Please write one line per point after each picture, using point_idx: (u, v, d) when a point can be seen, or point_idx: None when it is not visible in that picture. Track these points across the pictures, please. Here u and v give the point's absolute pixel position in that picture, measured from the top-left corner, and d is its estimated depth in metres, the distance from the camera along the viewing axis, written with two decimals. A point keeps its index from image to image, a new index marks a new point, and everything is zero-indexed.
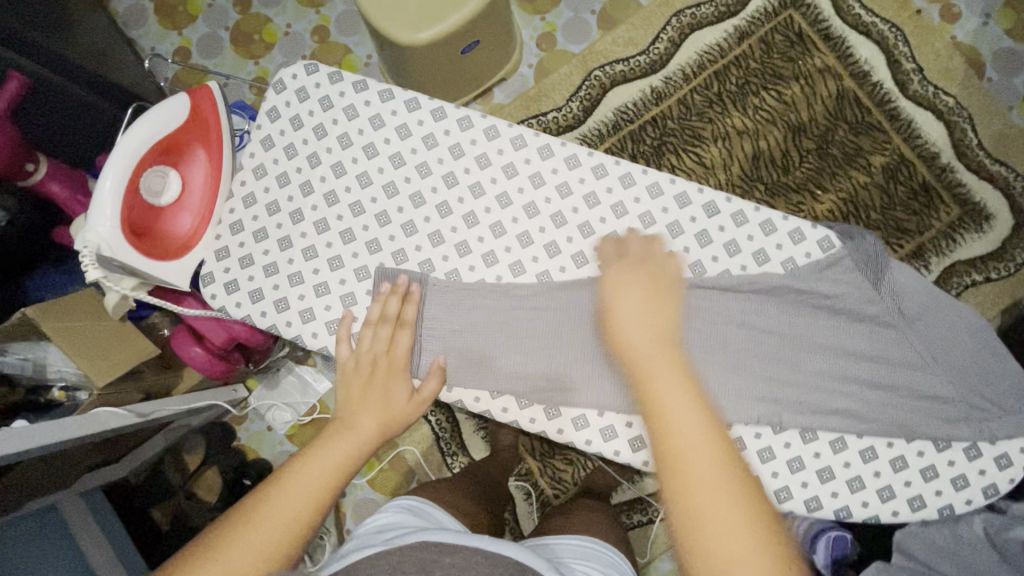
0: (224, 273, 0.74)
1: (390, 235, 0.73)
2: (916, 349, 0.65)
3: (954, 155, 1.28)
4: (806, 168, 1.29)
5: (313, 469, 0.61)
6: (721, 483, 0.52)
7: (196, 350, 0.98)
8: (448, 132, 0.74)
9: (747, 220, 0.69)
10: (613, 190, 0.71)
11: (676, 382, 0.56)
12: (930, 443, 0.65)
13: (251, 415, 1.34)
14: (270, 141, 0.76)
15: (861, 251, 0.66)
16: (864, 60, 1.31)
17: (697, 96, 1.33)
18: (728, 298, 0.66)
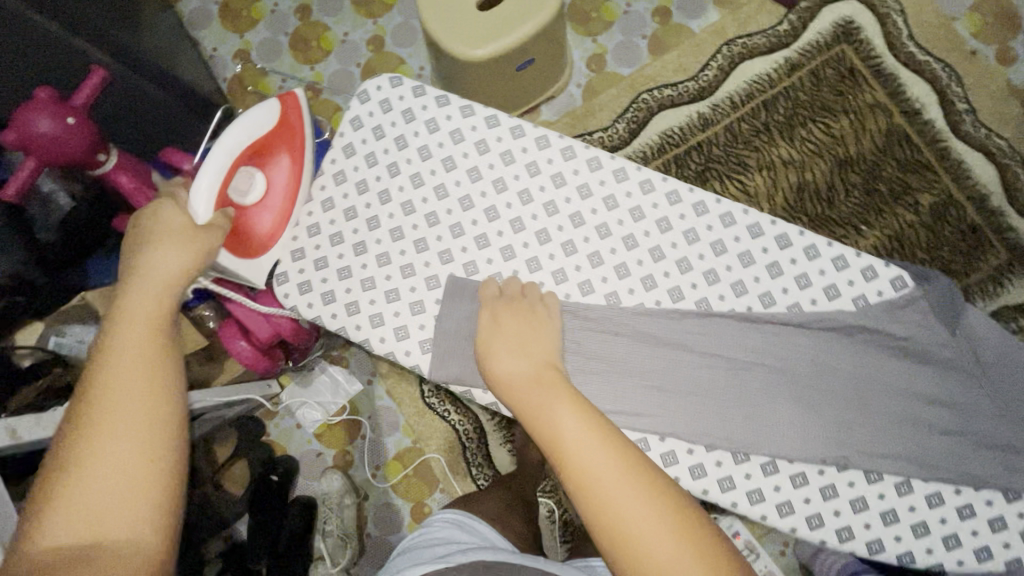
0: (299, 274, 0.76)
1: (462, 247, 0.74)
2: (989, 396, 0.64)
3: (1005, 198, 1.26)
4: (853, 203, 1.28)
5: (126, 367, 0.56)
6: (620, 479, 0.54)
7: (242, 345, 0.99)
8: (526, 150, 0.75)
9: (819, 254, 0.69)
10: (686, 217, 0.72)
11: (556, 405, 0.59)
12: (999, 493, 0.63)
13: (282, 411, 1.35)
14: (352, 149, 0.78)
15: (938, 294, 0.66)
16: (916, 98, 1.31)
17: (746, 124, 1.33)
18: (798, 333, 0.66)
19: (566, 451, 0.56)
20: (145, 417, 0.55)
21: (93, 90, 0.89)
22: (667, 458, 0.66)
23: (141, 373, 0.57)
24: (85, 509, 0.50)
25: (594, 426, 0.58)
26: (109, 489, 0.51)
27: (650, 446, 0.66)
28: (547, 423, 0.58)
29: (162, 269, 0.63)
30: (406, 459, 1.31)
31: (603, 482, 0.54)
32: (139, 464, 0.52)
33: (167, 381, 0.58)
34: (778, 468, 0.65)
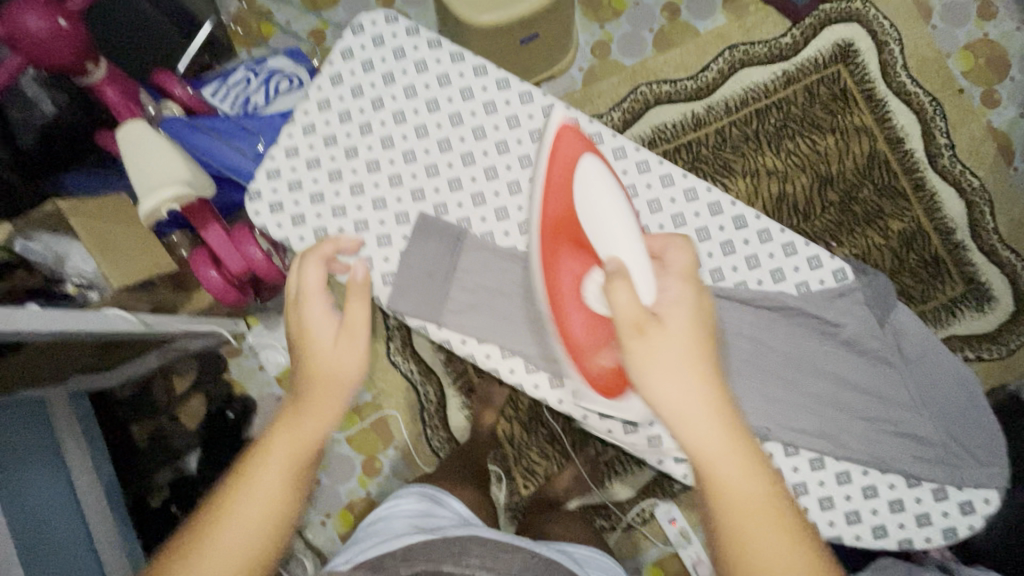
0: (272, 194, 0.76)
1: (436, 187, 0.76)
2: (910, 392, 0.68)
3: (969, 233, 1.32)
4: (827, 219, 1.33)
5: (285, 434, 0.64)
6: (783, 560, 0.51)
7: (212, 275, 1.01)
8: (509, 103, 0.77)
9: (771, 239, 0.71)
10: (652, 186, 0.74)
11: (728, 457, 0.54)
12: (902, 477, 0.68)
13: (246, 351, 1.35)
14: (340, 79, 0.78)
15: (873, 288, 0.70)
16: (901, 127, 1.35)
17: (737, 129, 1.36)
18: (743, 310, 0.69)
19: (729, 512, 0.53)
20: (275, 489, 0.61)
21: (90, 2, 0.90)
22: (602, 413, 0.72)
23: (270, 472, 0.61)
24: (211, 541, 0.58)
25: (760, 486, 0.54)
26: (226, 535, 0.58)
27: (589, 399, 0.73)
28: (716, 476, 0.54)
29: (319, 381, 0.66)
30: (363, 413, 1.33)
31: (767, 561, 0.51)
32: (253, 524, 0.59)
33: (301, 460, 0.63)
34: None
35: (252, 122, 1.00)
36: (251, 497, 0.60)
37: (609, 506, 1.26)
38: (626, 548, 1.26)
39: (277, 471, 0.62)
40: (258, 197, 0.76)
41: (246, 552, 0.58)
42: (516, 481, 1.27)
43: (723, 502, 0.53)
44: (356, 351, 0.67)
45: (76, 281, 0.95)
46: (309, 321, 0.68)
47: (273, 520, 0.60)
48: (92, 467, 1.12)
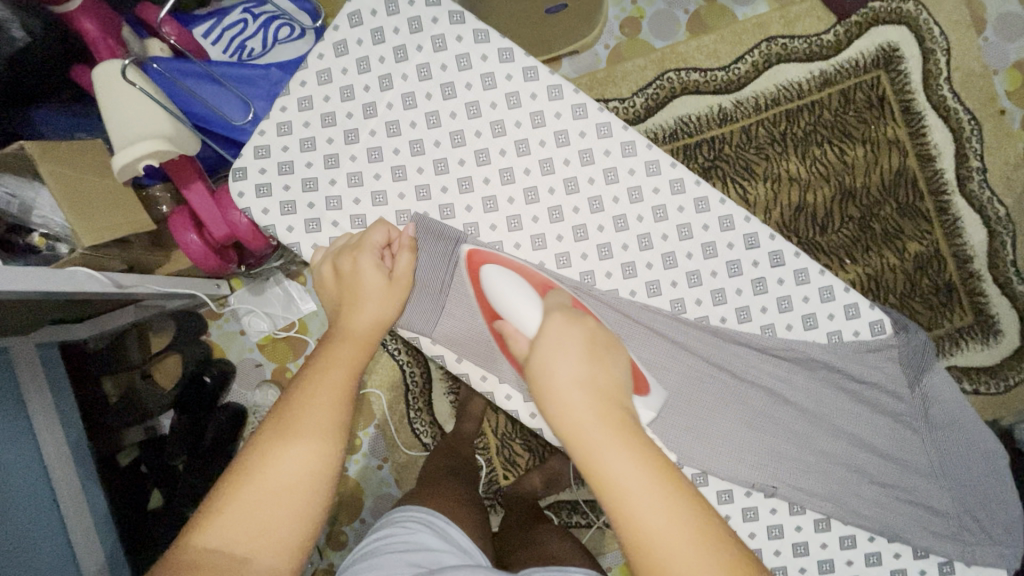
0: (259, 174, 0.69)
1: (443, 186, 0.69)
2: (930, 458, 0.64)
3: (986, 263, 1.27)
4: (844, 234, 1.27)
5: (321, 377, 0.55)
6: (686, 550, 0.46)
7: (193, 238, 0.95)
8: (535, 97, 0.69)
9: (808, 280, 0.66)
10: (684, 210, 0.67)
11: (615, 446, 0.48)
12: (908, 547, 0.65)
13: (227, 314, 1.30)
14: (344, 48, 0.70)
15: (912, 347, 0.65)
16: (934, 144, 1.28)
17: (763, 130, 1.28)
18: (762, 357, 0.65)
19: (624, 510, 0.47)
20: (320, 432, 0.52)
21: None
22: None
23: (326, 400, 0.54)
24: (248, 516, 0.47)
25: (661, 478, 0.48)
26: (264, 505, 0.48)
27: None
28: (601, 475, 0.48)
29: (367, 324, 0.60)
30: None
31: (673, 557, 0.46)
32: (297, 485, 0.49)
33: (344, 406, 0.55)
34: (707, 482, 0.65)
35: (231, 74, 0.89)
36: (310, 427, 0.52)
37: (587, 504, 1.25)
38: (601, 545, 1.25)
39: (320, 419, 0.53)
40: (243, 176, 0.69)
41: (311, 484, 0.50)
42: (496, 471, 1.25)
43: (615, 501, 0.47)
44: (399, 302, 0.62)
45: (41, 232, 0.88)
46: (354, 274, 0.61)
47: (336, 455, 0.52)
48: (59, 422, 1.06)
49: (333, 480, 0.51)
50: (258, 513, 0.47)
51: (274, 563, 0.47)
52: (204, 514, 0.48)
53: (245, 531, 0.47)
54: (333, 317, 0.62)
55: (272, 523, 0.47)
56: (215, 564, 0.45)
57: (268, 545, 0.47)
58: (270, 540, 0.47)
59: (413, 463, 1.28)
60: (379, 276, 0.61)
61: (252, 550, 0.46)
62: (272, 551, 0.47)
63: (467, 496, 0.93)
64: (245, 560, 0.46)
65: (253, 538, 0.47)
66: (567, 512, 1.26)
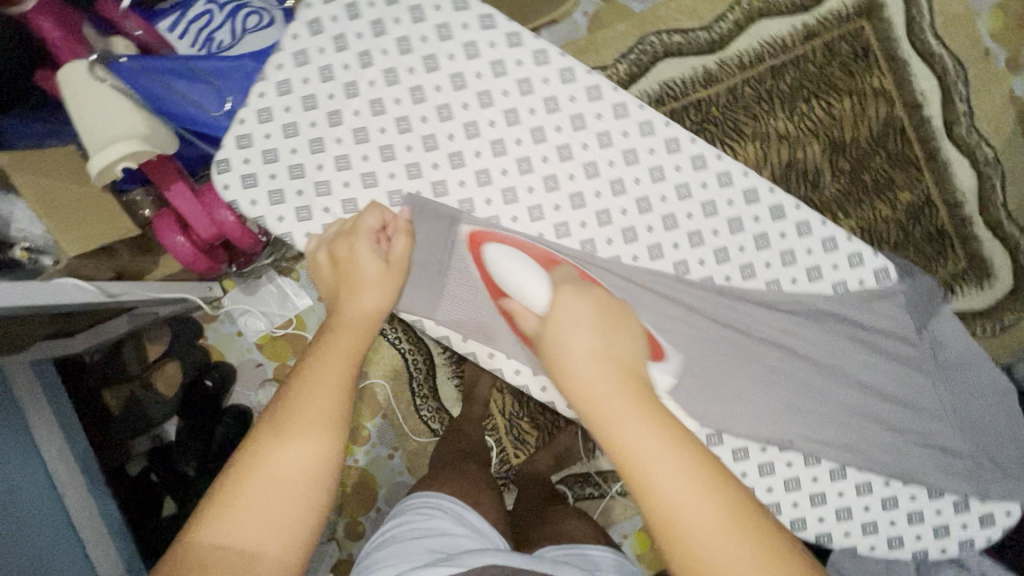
0: (243, 164, 0.67)
1: (434, 163, 0.67)
2: (940, 399, 0.65)
3: (977, 207, 1.28)
4: (836, 188, 1.27)
5: (323, 366, 0.54)
6: (706, 514, 0.46)
7: (179, 240, 0.92)
8: (521, 64, 0.67)
9: (811, 232, 0.66)
10: (681, 169, 0.66)
11: (633, 417, 0.49)
12: (923, 490, 0.66)
13: (222, 316, 1.28)
14: (320, 27, 0.68)
15: (918, 293, 0.66)
16: (920, 91, 1.27)
17: (750, 89, 1.27)
18: (769, 313, 0.65)
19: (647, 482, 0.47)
20: (325, 424, 0.50)
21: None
22: None
23: (323, 390, 0.52)
24: (256, 514, 0.46)
25: (680, 446, 0.48)
26: (272, 502, 0.46)
27: None
28: (620, 441, 0.48)
29: (364, 311, 0.58)
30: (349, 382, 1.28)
31: (691, 519, 0.46)
32: (306, 478, 0.48)
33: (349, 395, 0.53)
34: (722, 441, 0.66)
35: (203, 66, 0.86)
36: (312, 420, 0.50)
37: (599, 476, 1.26)
38: (616, 515, 1.27)
39: (325, 408, 0.51)
40: (227, 168, 0.66)
41: (318, 476, 0.48)
42: (507, 450, 1.26)
43: (634, 471, 0.47)
44: (398, 286, 0.61)
45: (23, 245, 0.85)
46: (350, 259, 0.60)
47: (337, 444, 0.50)
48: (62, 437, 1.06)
49: (338, 471, 0.50)
50: (269, 512, 0.46)
51: (283, 556, 0.45)
52: (207, 512, 0.46)
53: (255, 530, 0.45)
54: (331, 304, 0.60)
55: (278, 517, 0.46)
56: (225, 565, 0.43)
57: (277, 542, 0.45)
58: (278, 537, 0.45)
59: (424, 450, 1.28)
60: (376, 260, 0.60)
61: (262, 545, 0.45)
62: (281, 548, 0.45)
63: (480, 477, 0.93)
64: (256, 556, 0.44)
65: (264, 535, 0.45)
66: (580, 485, 1.27)
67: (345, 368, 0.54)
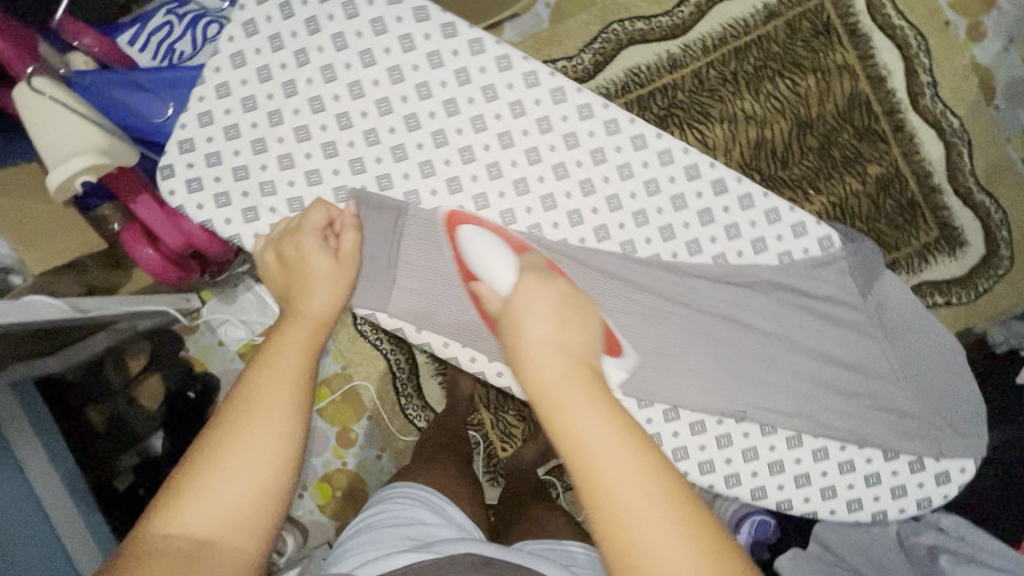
0: (187, 169, 0.67)
1: (377, 157, 0.68)
2: (890, 361, 0.68)
3: (945, 176, 1.29)
4: (805, 165, 1.28)
5: (278, 358, 0.54)
6: (650, 512, 0.44)
7: (149, 253, 0.93)
8: (457, 53, 0.67)
9: (753, 205, 0.67)
10: (622, 150, 0.67)
11: (587, 408, 0.47)
12: (879, 451, 0.68)
13: (203, 327, 1.30)
14: (254, 28, 0.68)
15: (858, 257, 0.68)
16: (883, 64, 1.28)
17: (714, 71, 1.27)
18: (717, 286, 0.66)
19: (598, 478, 0.45)
20: (282, 414, 0.51)
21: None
22: None
23: (278, 383, 0.52)
24: (215, 504, 0.46)
25: (633, 441, 0.47)
26: (230, 492, 0.47)
27: None
28: (573, 431, 0.47)
29: (318, 306, 0.59)
30: (333, 385, 1.28)
31: (637, 522, 0.44)
32: (265, 466, 0.48)
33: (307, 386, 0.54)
34: (679, 415, 0.67)
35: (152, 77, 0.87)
36: (269, 410, 0.51)
37: None
38: None
39: (282, 398, 0.52)
40: (170, 174, 0.67)
41: (275, 467, 0.49)
42: (494, 444, 1.27)
43: (585, 464, 0.46)
44: (351, 280, 0.63)
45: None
46: (298, 256, 0.61)
47: (295, 435, 0.51)
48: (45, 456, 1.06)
49: (295, 462, 0.51)
50: (228, 501, 0.46)
51: (241, 545, 0.46)
52: (165, 505, 0.46)
53: (214, 520, 0.45)
54: (284, 301, 0.61)
55: (234, 507, 0.46)
56: (184, 554, 0.44)
57: (237, 529, 0.46)
58: (238, 525, 0.46)
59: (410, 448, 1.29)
60: (324, 255, 0.61)
61: (218, 535, 0.45)
62: (242, 536, 0.46)
63: (461, 470, 0.94)
64: (210, 545, 0.45)
65: (224, 523, 0.46)
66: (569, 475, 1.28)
67: (301, 359, 0.55)
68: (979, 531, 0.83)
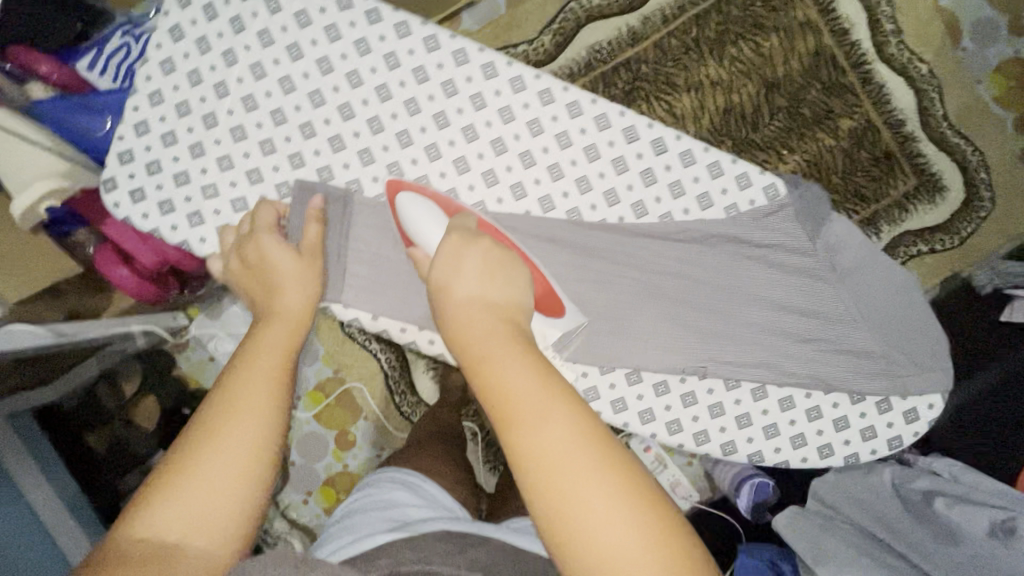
0: (129, 179, 0.69)
1: (315, 149, 0.70)
2: (846, 302, 0.72)
3: (919, 123, 1.28)
4: (776, 126, 1.27)
5: (256, 361, 0.54)
6: (565, 450, 0.47)
7: (124, 272, 0.93)
8: (383, 39, 0.70)
9: (695, 161, 0.71)
10: (558, 119, 0.71)
11: (508, 359, 0.50)
12: (846, 397, 0.74)
13: (192, 345, 1.31)
14: (180, 32, 0.69)
15: (802, 202, 0.73)
16: (846, 17, 1.27)
17: (676, 40, 1.27)
18: (666, 245, 0.71)
19: (517, 430, 0.47)
20: (262, 418, 0.51)
21: None
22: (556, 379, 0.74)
23: (258, 386, 0.52)
24: (191, 508, 0.46)
25: (554, 396, 0.49)
26: (207, 495, 0.47)
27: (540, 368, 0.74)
28: (492, 382, 0.50)
29: (290, 310, 0.59)
30: (327, 389, 1.29)
31: (558, 475, 0.46)
32: (242, 470, 0.49)
33: (286, 390, 0.54)
34: (641, 378, 0.72)
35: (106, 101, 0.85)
36: (248, 413, 0.51)
37: None
38: None
39: (260, 402, 0.52)
40: (113, 186, 0.69)
41: (249, 471, 0.49)
42: (492, 433, 1.27)
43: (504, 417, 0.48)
44: (319, 278, 0.63)
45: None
46: (263, 260, 0.61)
47: (270, 439, 0.51)
48: None
49: (273, 464, 0.51)
50: (205, 505, 0.47)
51: (212, 548, 0.46)
52: (139, 507, 0.46)
53: (188, 523, 0.46)
54: (255, 302, 0.61)
55: (207, 511, 0.47)
56: (156, 555, 0.44)
57: (211, 532, 0.47)
58: (214, 527, 0.47)
59: None
60: (288, 256, 0.61)
61: (188, 538, 0.46)
62: (216, 540, 0.47)
63: (452, 458, 0.94)
64: (179, 548, 0.45)
65: (200, 526, 0.46)
66: None
67: (280, 362, 0.55)
68: (972, 471, 0.83)
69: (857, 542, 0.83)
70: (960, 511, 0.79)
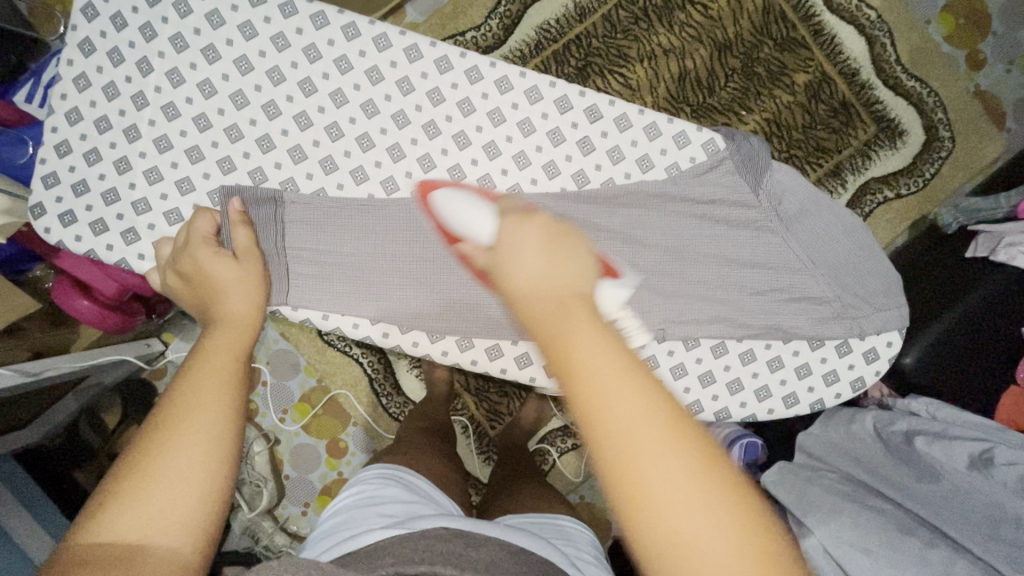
0: (57, 203, 0.68)
1: (244, 152, 0.69)
2: (797, 252, 0.73)
3: (873, 70, 1.28)
4: (732, 88, 1.27)
5: (204, 362, 0.53)
6: (663, 456, 0.39)
7: (85, 304, 0.91)
8: (301, 31, 0.69)
9: (630, 124, 0.72)
10: (488, 96, 0.71)
11: (588, 340, 0.42)
12: (805, 343, 0.75)
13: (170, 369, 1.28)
14: (91, 46, 0.68)
15: (742, 152, 0.73)
16: None
17: (623, 11, 1.26)
18: (612, 211, 0.70)
19: (601, 429, 0.40)
20: (216, 415, 0.49)
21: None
22: (522, 360, 0.74)
23: (211, 384, 0.51)
24: (148, 508, 0.44)
25: (644, 390, 0.41)
26: (164, 494, 0.44)
27: (505, 351, 0.73)
28: (569, 366, 0.41)
29: (239, 311, 0.58)
30: (312, 399, 1.28)
31: (655, 493, 0.38)
32: (199, 466, 0.46)
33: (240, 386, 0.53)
34: None
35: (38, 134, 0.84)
36: (201, 410, 0.49)
37: (576, 425, 1.28)
38: None
39: (212, 399, 0.50)
40: (41, 212, 0.67)
41: (212, 463, 0.47)
42: (482, 424, 1.27)
43: (589, 414, 0.40)
44: (261, 279, 0.63)
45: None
46: (198, 269, 0.60)
47: (229, 430, 0.49)
48: None
49: (230, 460, 0.49)
50: (164, 505, 0.44)
51: (175, 543, 0.44)
52: (90, 514, 0.44)
53: (143, 526, 0.43)
54: (200, 314, 0.60)
55: (167, 507, 0.44)
56: (111, 559, 0.41)
57: (170, 531, 0.44)
58: (174, 528, 0.44)
59: None
60: (221, 261, 0.60)
61: (149, 534, 0.43)
62: (179, 544, 0.44)
63: (437, 451, 0.94)
64: (142, 546, 0.42)
65: (160, 527, 0.43)
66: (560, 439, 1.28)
67: (230, 360, 0.54)
68: (949, 408, 0.85)
69: (841, 488, 0.84)
70: (939, 448, 0.81)
